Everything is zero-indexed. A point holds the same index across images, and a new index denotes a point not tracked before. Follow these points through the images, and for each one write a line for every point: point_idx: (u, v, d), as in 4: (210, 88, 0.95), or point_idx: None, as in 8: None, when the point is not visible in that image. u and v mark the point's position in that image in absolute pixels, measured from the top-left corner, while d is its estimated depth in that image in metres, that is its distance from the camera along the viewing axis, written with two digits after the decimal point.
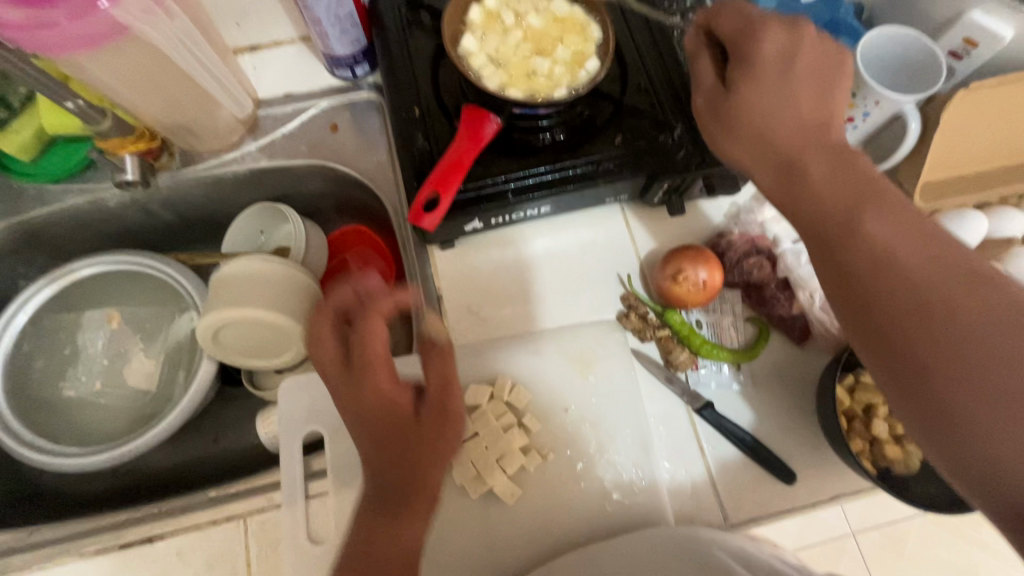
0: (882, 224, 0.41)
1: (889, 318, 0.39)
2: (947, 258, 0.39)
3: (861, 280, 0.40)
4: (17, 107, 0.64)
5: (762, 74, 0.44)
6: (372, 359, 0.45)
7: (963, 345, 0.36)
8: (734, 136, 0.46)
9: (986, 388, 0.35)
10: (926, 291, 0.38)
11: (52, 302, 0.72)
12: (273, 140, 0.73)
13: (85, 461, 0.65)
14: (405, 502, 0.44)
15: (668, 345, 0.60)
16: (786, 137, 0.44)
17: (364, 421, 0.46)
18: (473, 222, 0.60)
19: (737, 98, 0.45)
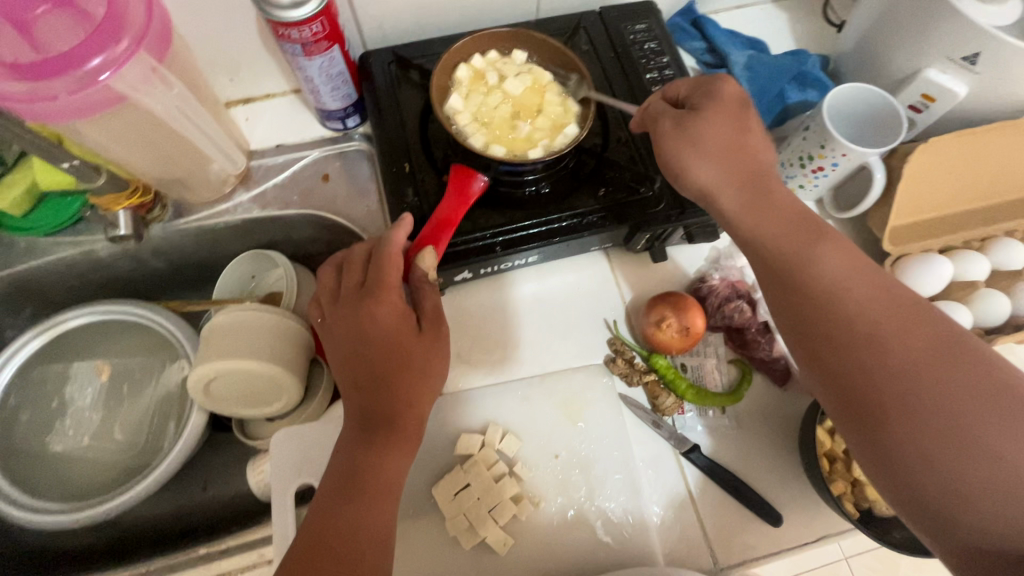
0: (828, 258, 0.46)
1: (833, 347, 0.44)
2: (885, 297, 0.44)
3: (809, 311, 0.45)
4: (11, 163, 0.65)
5: (724, 108, 0.51)
6: (385, 283, 0.51)
7: (895, 372, 0.41)
8: (704, 156, 0.50)
9: (914, 410, 0.40)
10: (865, 324, 0.43)
11: (41, 354, 0.71)
12: (265, 189, 0.74)
13: (72, 518, 0.64)
14: (393, 425, 0.50)
15: (655, 390, 0.62)
16: (744, 165, 0.50)
17: (365, 341, 0.51)
18: (464, 272, 0.62)
19: (700, 123, 0.50)
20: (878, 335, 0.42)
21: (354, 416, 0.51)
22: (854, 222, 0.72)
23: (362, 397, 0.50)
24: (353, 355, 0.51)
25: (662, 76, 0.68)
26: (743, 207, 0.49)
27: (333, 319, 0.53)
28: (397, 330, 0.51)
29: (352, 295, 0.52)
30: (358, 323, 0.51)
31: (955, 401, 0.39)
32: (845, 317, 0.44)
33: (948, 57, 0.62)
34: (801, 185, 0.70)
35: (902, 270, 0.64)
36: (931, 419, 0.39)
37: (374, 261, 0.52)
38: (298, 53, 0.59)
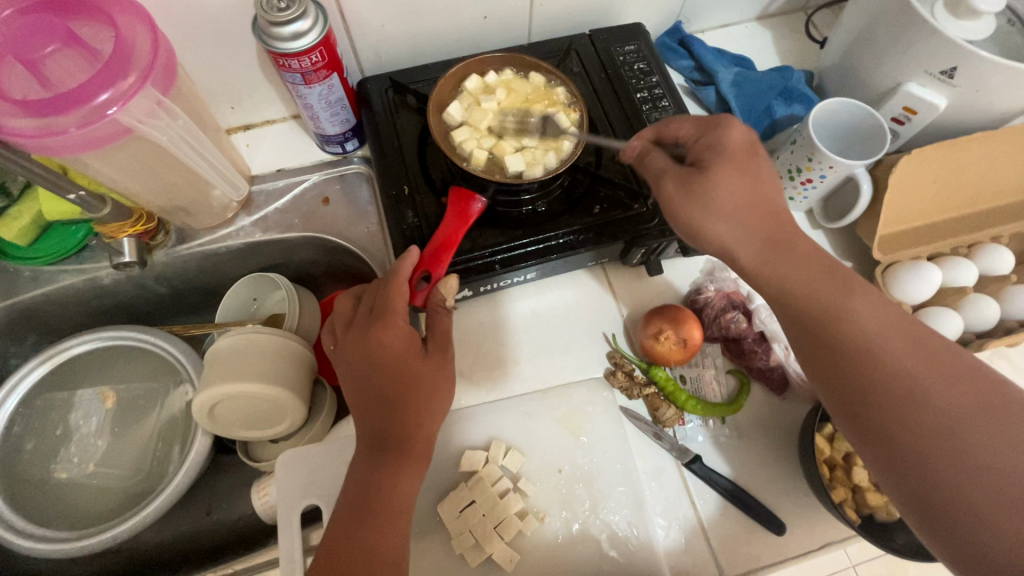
0: (862, 312, 0.46)
1: (872, 404, 0.44)
2: (923, 346, 0.45)
3: (848, 371, 0.45)
4: (16, 194, 0.65)
5: (732, 160, 0.51)
6: (394, 310, 0.52)
7: (936, 429, 0.42)
8: (724, 215, 0.50)
9: (958, 465, 0.40)
10: (907, 380, 0.43)
11: (44, 381, 0.71)
12: (267, 214, 0.76)
13: (76, 546, 0.64)
14: (405, 446, 0.50)
15: (655, 401, 0.63)
16: (757, 222, 0.50)
17: (377, 369, 0.51)
18: (464, 290, 0.63)
19: (706, 181, 0.50)
20: (919, 392, 0.43)
21: (367, 437, 0.51)
22: (843, 231, 0.74)
23: (374, 418, 0.51)
24: (364, 380, 0.52)
25: (652, 95, 0.70)
26: (762, 266, 0.50)
27: (344, 346, 0.53)
28: (406, 353, 0.52)
29: (362, 320, 0.53)
30: (365, 348, 0.51)
31: (1000, 453, 0.40)
32: (887, 375, 0.44)
33: (927, 71, 0.64)
34: (791, 197, 0.72)
35: (894, 278, 0.65)
36: (985, 475, 0.40)
37: (384, 288, 0.53)
38: (298, 81, 0.61)
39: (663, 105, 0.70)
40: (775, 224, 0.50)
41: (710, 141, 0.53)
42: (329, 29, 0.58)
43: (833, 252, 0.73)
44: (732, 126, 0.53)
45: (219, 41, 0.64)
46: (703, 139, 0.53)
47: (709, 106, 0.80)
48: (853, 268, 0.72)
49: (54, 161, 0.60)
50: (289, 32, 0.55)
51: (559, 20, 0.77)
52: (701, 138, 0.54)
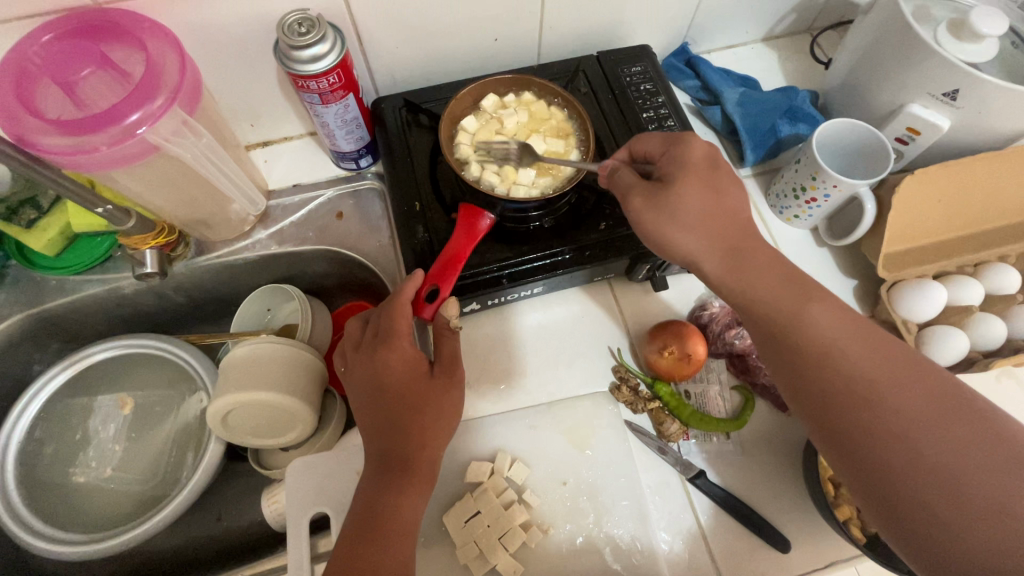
0: (824, 319, 0.48)
1: (835, 410, 0.46)
2: (880, 351, 0.46)
3: (811, 377, 0.47)
4: (47, 207, 0.69)
5: (692, 173, 0.52)
6: (399, 331, 0.54)
7: (895, 434, 0.43)
8: (684, 226, 0.52)
9: (913, 467, 0.42)
10: (865, 385, 0.45)
11: (66, 387, 0.74)
12: (282, 227, 0.78)
13: (89, 549, 0.66)
14: (411, 465, 0.52)
15: (660, 416, 0.63)
16: (717, 234, 0.52)
17: (384, 388, 0.53)
18: (472, 304, 0.64)
19: (672, 196, 0.52)
20: (882, 402, 0.44)
21: (373, 457, 0.52)
22: (849, 249, 0.75)
23: (379, 438, 0.53)
24: (371, 401, 0.53)
25: (658, 115, 0.72)
26: (729, 276, 0.51)
27: (352, 367, 0.55)
28: (411, 376, 0.53)
29: (369, 343, 0.55)
30: (374, 370, 0.53)
31: (963, 459, 0.41)
32: (847, 381, 0.46)
33: (930, 93, 0.65)
34: (796, 215, 0.74)
35: (901, 296, 0.66)
36: (938, 476, 0.41)
37: (388, 311, 0.55)
38: (316, 102, 0.64)
39: (668, 125, 0.71)
40: (743, 238, 0.52)
41: (671, 152, 0.54)
42: (346, 52, 0.61)
43: (838, 269, 0.74)
44: (693, 142, 0.54)
45: (241, 63, 0.67)
46: (667, 154, 0.55)
47: (715, 125, 0.82)
48: (858, 285, 0.73)
49: (83, 176, 0.63)
50: (308, 55, 0.58)
51: (568, 41, 0.79)
52: (664, 154, 0.55)
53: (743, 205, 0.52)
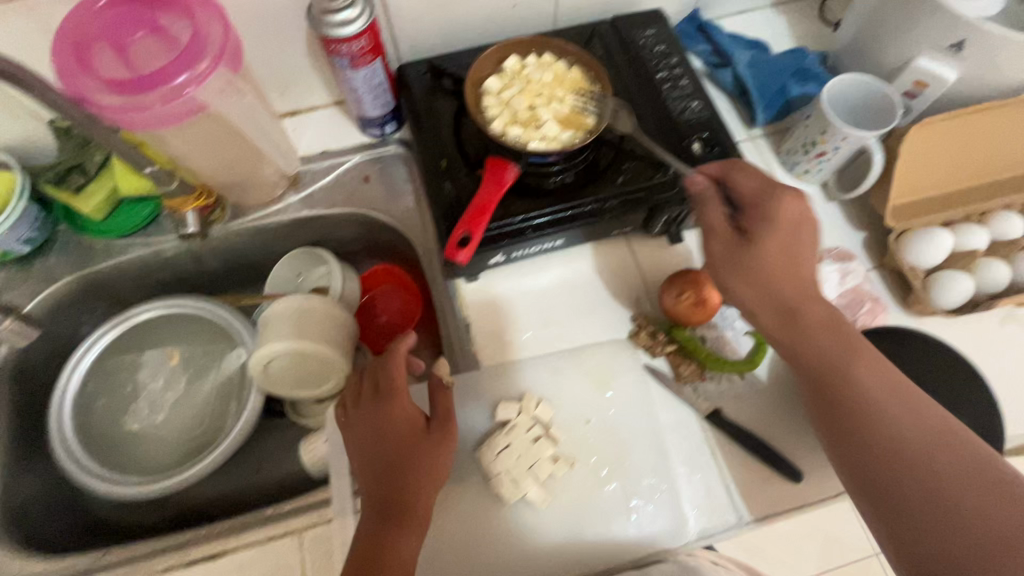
0: (868, 378, 0.52)
1: (872, 460, 0.50)
2: (919, 413, 0.50)
3: (852, 429, 0.52)
4: (93, 172, 0.74)
5: (774, 226, 0.53)
6: (397, 387, 0.59)
7: (927, 490, 0.47)
8: (752, 282, 0.54)
9: (943, 522, 0.46)
10: (903, 441, 0.49)
11: (115, 344, 0.79)
12: (313, 191, 0.82)
13: (142, 490, 0.70)
14: (404, 513, 0.55)
15: (676, 360, 0.67)
16: (786, 293, 0.53)
17: (386, 440, 0.58)
18: (497, 255, 0.68)
19: (748, 247, 0.53)
20: (906, 444, 0.49)
21: (374, 504, 0.56)
22: (858, 203, 0.77)
23: (382, 486, 0.56)
24: (371, 452, 0.58)
25: (672, 74, 0.75)
26: (780, 330, 0.54)
27: (355, 423, 0.60)
28: (410, 431, 0.58)
29: (371, 398, 0.60)
30: (376, 422, 0.58)
31: (997, 526, 0.44)
32: (886, 437, 0.50)
33: (938, 45, 0.67)
34: (806, 170, 0.76)
35: (907, 242, 0.69)
36: (968, 534, 0.45)
37: (383, 366, 0.61)
38: (346, 66, 0.67)
39: (682, 84, 0.74)
40: (806, 295, 0.53)
41: (754, 207, 0.55)
42: (374, 18, 0.65)
43: (848, 222, 0.76)
44: (785, 193, 0.54)
45: (272, 30, 0.70)
46: (755, 208, 0.54)
47: (725, 86, 0.84)
48: (866, 236, 0.75)
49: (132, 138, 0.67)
50: (338, 19, 0.62)
51: (583, 7, 0.81)
52: (752, 209, 0.55)
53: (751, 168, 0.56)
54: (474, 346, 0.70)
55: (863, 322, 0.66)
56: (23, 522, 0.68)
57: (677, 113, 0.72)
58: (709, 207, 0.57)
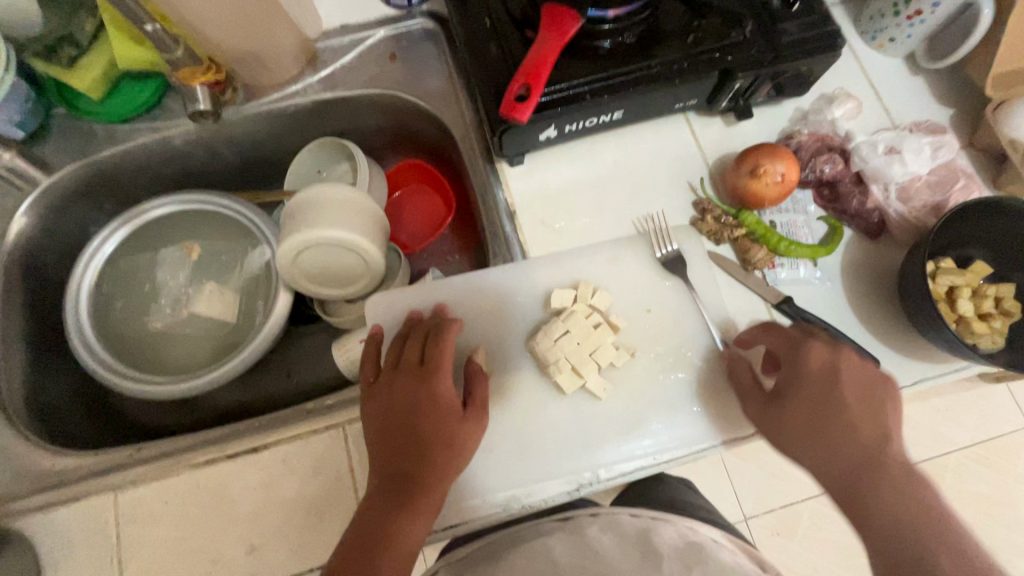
0: (820, 357, 0.50)
1: (814, 435, 0.48)
2: (885, 469, 0.46)
3: (797, 403, 0.49)
4: (86, 44, 0.66)
5: (805, 406, 0.49)
6: (444, 365, 0.54)
7: (859, 477, 0.46)
8: (774, 432, 0.50)
9: (868, 513, 0.45)
10: (844, 424, 0.47)
11: (127, 243, 0.73)
12: (333, 71, 0.73)
13: (171, 389, 0.66)
14: (423, 492, 0.49)
15: (746, 245, 0.61)
16: (797, 424, 0.49)
17: (415, 418, 0.52)
18: (549, 129, 0.60)
19: (785, 412, 0.49)
20: (934, 535, 0.42)
21: (385, 478, 0.51)
22: (946, 77, 0.69)
23: (401, 461, 0.51)
24: (396, 426, 0.52)
25: None
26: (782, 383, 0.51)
27: (382, 390, 0.55)
28: (444, 412, 0.52)
29: (411, 368, 0.55)
30: (412, 395, 0.53)
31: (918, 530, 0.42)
32: (833, 412, 0.48)
33: None
34: (891, 38, 0.67)
35: (1006, 114, 0.60)
36: (889, 525, 0.43)
37: (433, 340, 0.56)
38: None
39: None
40: (823, 416, 0.48)
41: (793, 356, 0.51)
42: None
43: (936, 98, 0.68)
44: (812, 356, 0.50)
45: None
46: (786, 363, 0.52)
47: None
48: (956, 113, 0.67)
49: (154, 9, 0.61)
50: None
51: None
52: (788, 358, 0.52)
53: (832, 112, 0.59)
54: (522, 234, 0.64)
55: (957, 199, 0.60)
56: (49, 421, 0.64)
57: None
58: (742, 363, 0.55)
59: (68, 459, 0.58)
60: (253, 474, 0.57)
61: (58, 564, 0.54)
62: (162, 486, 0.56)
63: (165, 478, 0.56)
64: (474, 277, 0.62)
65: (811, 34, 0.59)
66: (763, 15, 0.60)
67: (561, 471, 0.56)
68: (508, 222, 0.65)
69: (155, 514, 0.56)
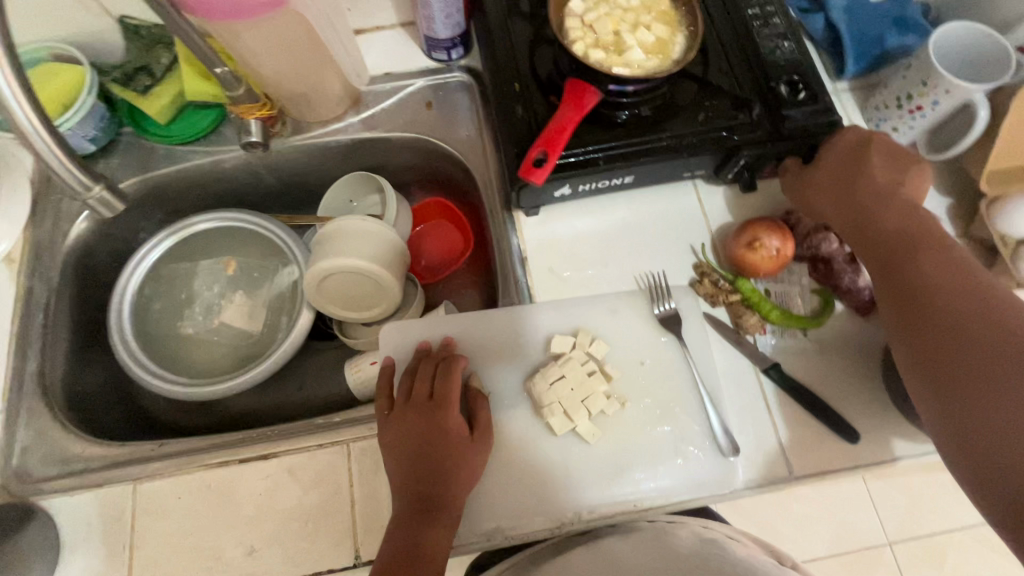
0: (901, 204, 0.61)
1: (897, 274, 0.57)
2: (971, 306, 0.52)
3: (880, 247, 0.59)
4: (160, 74, 0.73)
5: (862, 178, 0.62)
6: (452, 398, 0.59)
7: (939, 304, 0.53)
8: (825, 200, 0.64)
9: (950, 338, 0.51)
10: (926, 268, 0.55)
11: (171, 252, 0.80)
12: (374, 113, 0.80)
13: (194, 391, 0.72)
14: (445, 509, 0.55)
15: (738, 310, 0.65)
16: (875, 259, 0.60)
17: (431, 446, 0.57)
18: (563, 187, 0.66)
19: (820, 176, 0.65)
20: (972, 355, 0.50)
21: (409, 501, 0.55)
22: (945, 168, 0.72)
23: (422, 485, 0.55)
24: (416, 454, 0.57)
25: (763, 11, 0.70)
26: (853, 233, 0.62)
27: (398, 424, 0.58)
28: (457, 441, 0.57)
29: (421, 403, 0.59)
30: (427, 426, 0.58)
31: (998, 350, 0.49)
32: (907, 256, 0.57)
33: None
34: (894, 128, 0.71)
35: (1000, 208, 0.63)
36: (972, 348, 0.50)
37: (443, 376, 0.60)
38: None
39: (774, 22, 0.69)
40: (897, 257, 0.58)
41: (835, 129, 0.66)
42: None
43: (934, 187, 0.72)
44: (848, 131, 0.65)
45: None
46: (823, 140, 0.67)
47: (815, 34, 0.78)
48: (952, 203, 0.71)
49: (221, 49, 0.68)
50: None
51: None
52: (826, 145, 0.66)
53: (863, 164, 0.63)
54: (531, 280, 0.69)
55: None
56: (81, 409, 0.70)
57: (767, 52, 0.68)
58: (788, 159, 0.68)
59: (96, 447, 0.64)
60: (261, 480, 0.61)
61: (74, 544, 0.59)
62: (178, 481, 0.61)
63: (182, 475, 0.61)
64: (481, 317, 0.67)
65: (815, 120, 0.64)
66: (771, 100, 0.65)
67: (544, 508, 0.59)
68: (519, 267, 0.70)
69: (167, 507, 0.60)
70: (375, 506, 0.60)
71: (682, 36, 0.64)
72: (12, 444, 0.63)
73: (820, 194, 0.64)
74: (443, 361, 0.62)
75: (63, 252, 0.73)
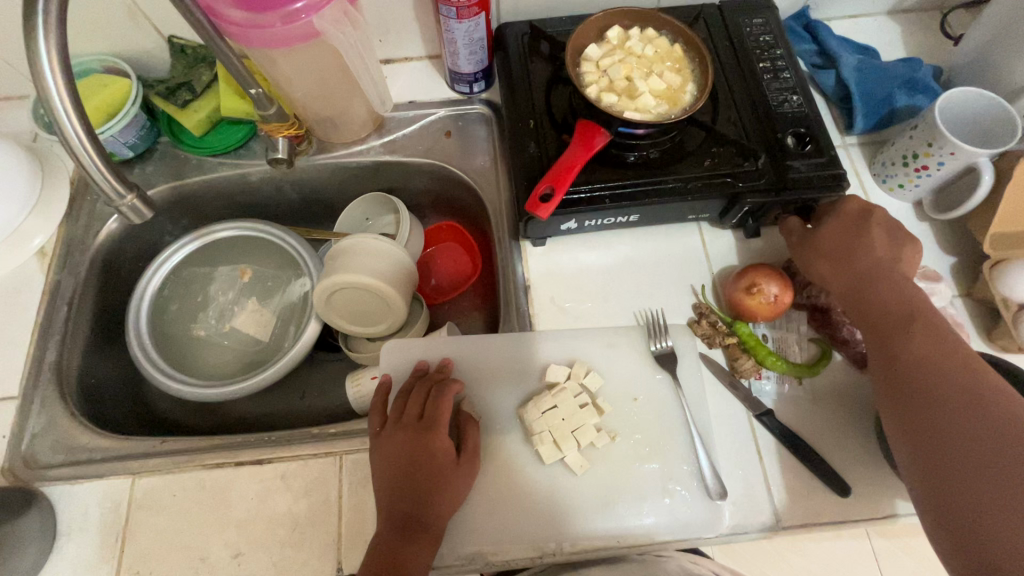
0: (900, 276, 0.61)
1: (892, 345, 0.57)
2: (963, 384, 0.52)
3: (877, 316, 0.60)
4: (200, 91, 0.78)
5: (862, 245, 0.63)
6: (441, 421, 0.60)
7: (932, 380, 0.53)
8: (826, 259, 0.64)
9: (940, 415, 0.51)
10: (920, 343, 0.56)
11: (193, 256, 0.83)
12: (395, 138, 0.84)
13: (198, 392, 0.74)
14: (426, 529, 0.56)
15: (735, 353, 0.66)
16: (872, 327, 0.60)
17: (416, 468, 0.58)
18: (568, 221, 0.68)
19: (823, 239, 0.65)
20: (961, 433, 0.50)
21: (392, 518, 0.56)
22: (950, 228, 0.73)
23: (405, 505, 0.56)
24: (401, 475, 0.57)
25: (774, 66, 0.73)
26: (850, 299, 0.62)
27: (386, 442, 0.60)
28: (442, 462, 0.59)
29: (411, 424, 0.61)
30: (414, 448, 0.59)
31: (986, 432, 0.49)
32: (902, 328, 0.57)
33: None
34: (900, 184, 0.73)
35: (1002, 272, 0.64)
36: (962, 428, 0.50)
37: (435, 399, 0.62)
38: (451, 16, 0.68)
39: (784, 77, 0.72)
40: (893, 328, 0.58)
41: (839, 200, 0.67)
42: None
43: (938, 246, 0.73)
44: (851, 197, 0.67)
45: None
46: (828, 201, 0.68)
47: (825, 89, 0.81)
48: (956, 263, 0.71)
49: (257, 72, 0.73)
50: None
51: None
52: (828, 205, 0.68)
53: (865, 222, 0.64)
54: (533, 309, 0.70)
55: None
56: (93, 401, 0.73)
57: (775, 105, 0.70)
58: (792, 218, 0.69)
59: (100, 439, 0.66)
60: (253, 484, 0.63)
61: (70, 532, 0.61)
62: (175, 479, 0.63)
63: (180, 473, 0.63)
64: (479, 343, 0.69)
65: (819, 173, 0.66)
66: (776, 151, 0.67)
67: (527, 537, 0.60)
68: (522, 295, 0.71)
69: (161, 504, 0.62)
70: (361, 520, 0.61)
71: (692, 85, 0.67)
72: (24, 430, 0.66)
73: (821, 251, 0.65)
74: (436, 387, 0.63)
75: (92, 250, 0.78)
